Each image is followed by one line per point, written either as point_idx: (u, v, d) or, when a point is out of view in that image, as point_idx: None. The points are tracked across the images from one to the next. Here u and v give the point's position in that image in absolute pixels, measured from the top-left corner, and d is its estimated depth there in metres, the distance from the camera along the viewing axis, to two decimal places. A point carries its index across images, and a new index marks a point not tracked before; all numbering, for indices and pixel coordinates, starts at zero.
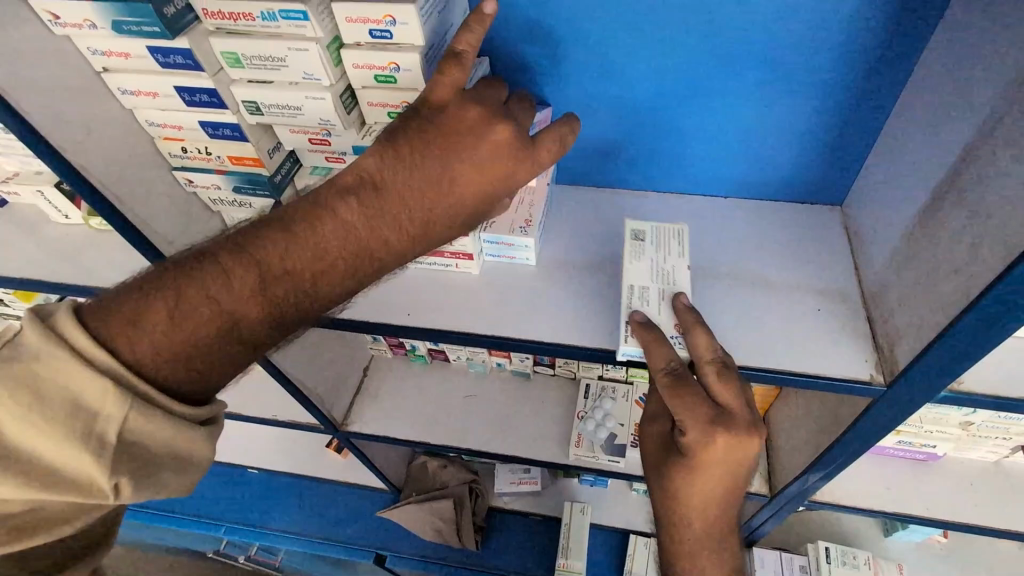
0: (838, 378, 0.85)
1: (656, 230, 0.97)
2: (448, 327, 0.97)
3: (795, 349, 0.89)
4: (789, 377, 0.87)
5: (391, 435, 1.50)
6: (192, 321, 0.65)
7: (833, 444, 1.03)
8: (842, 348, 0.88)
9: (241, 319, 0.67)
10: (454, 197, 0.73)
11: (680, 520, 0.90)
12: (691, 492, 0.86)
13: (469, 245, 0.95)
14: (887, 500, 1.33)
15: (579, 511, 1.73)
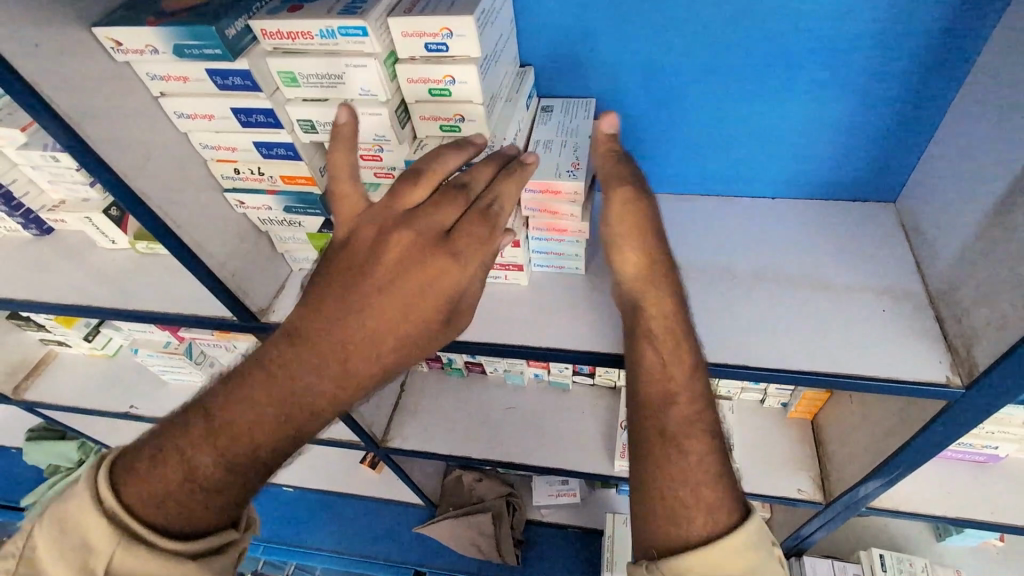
0: (909, 382, 0.82)
1: (566, 103, 0.99)
2: (500, 340, 0.95)
3: (864, 353, 0.86)
4: (858, 382, 0.84)
5: (431, 450, 1.48)
6: (163, 469, 0.65)
7: (900, 450, 0.99)
8: (913, 351, 0.85)
9: (195, 474, 0.65)
10: (391, 314, 0.68)
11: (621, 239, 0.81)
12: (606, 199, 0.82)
13: (520, 256, 0.95)
14: (950, 505, 1.28)
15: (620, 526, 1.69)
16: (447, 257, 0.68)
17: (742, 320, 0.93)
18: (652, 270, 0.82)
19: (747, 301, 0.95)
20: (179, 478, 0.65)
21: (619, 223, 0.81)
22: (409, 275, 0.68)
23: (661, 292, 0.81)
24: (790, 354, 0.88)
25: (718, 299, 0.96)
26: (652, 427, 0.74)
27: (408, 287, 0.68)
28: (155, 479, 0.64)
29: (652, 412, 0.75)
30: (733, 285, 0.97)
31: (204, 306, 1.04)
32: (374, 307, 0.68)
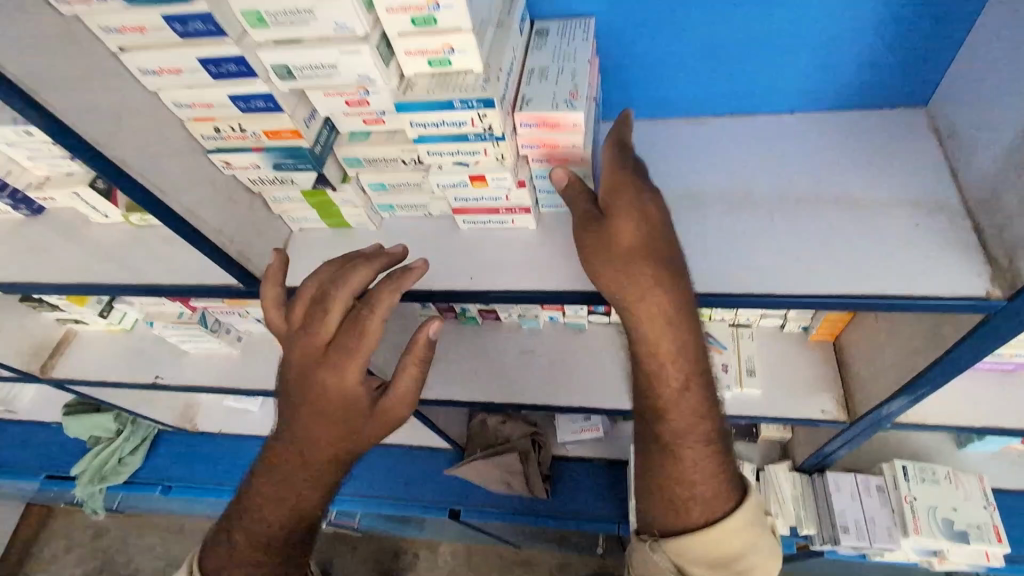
0: (948, 299, 0.78)
1: (562, 24, 0.90)
2: (511, 286, 0.91)
3: (898, 272, 0.81)
4: (892, 304, 0.80)
5: (454, 399, 1.50)
6: (219, 551, 0.91)
7: (931, 367, 0.96)
8: (949, 265, 0.80)
9: (239, 552, 0.90)
10: (314, 416, 0.85)
11: (627, 297, 0.79)
12: (619, 242, 0.77)
13: (526, 197, 0.87)
14: (978, 415, 1.26)
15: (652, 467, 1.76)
16: (325, 368, 0.82)
17: (767, 247, 0.87)
18: (674, 312, 0.79)
19: (771, 227, 0.89)
20: (230, 556, 0.90)
21: (608, 274, 0.79)
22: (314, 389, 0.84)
23: (658, 319, 0.79)
24: (817, 278, 0.83)
25: (738, 227, 0.90)
26: (651, 438, 0.87)
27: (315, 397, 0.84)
28: (214, 559, 0.90)
29: (647, 426, 0.88)
30: (755, 210, 0.91)
31: (204, 275, 1.01)
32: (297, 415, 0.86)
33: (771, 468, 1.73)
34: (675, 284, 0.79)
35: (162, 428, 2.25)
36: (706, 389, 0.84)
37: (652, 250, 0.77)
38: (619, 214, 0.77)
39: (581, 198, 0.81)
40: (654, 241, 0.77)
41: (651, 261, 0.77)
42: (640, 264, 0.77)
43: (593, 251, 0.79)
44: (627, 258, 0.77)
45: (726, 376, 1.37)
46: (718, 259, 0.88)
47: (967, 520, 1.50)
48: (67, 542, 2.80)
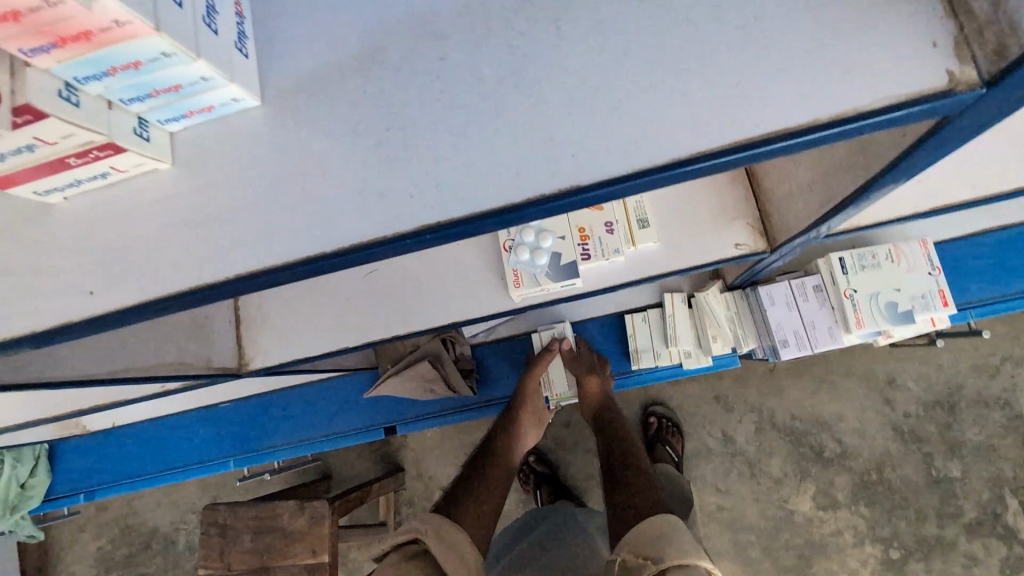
0: (858, 116, 0.41)
1: None
2: (156, 291, 0.51)
3: (799, 84, 0.43)
4: (772, 150, 0.43)
5: (300, 356, 1.17)
6: (485, 497, 1.05)
7: (863, 189, 0.65)
8: (888, 45, 0.42)
9: (481, 507, 1.02)
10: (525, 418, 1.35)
11: (528, 429, 1.35)
12: (528, 407, 1.39)
13: (82, 129, 0.43)
14: (922, 197, 0.98)
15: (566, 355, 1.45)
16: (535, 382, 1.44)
17: (555, 93, 0.46)
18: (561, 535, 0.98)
19: (558, 44, 0.46)
20: (491, 493, 1.07)
21: (521, 422, 1.35)
22: (527, 393, 1.40)
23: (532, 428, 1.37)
24: (660, 129, 0.44)
25: (511, 58, 0.47)
26: (617, 514, 0.94)
27: (531, 398, 1.41)
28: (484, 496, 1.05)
29: (617, 512, 0.95)
30: (520, 19, 0.47)
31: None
32: (514, 423, 1.33)
33: (702, 295, 1.56)
34: (534, 423, 1.38)
35: (50, 442, 2.06)
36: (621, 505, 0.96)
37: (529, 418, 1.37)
38: (527, 389, 1.41)
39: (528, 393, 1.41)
40: (535, 401, 1.41)
41: (528, 420, 1.36)
42: (531, 426, 1.37)
43: (526, 419, 1.36)
44: (529, 421, 1.37)
45: (612, 238, 1.05)
46: (479, 142, 0.47)
47: (912, 295, 1.33)
48: (61, 542, 2.77)
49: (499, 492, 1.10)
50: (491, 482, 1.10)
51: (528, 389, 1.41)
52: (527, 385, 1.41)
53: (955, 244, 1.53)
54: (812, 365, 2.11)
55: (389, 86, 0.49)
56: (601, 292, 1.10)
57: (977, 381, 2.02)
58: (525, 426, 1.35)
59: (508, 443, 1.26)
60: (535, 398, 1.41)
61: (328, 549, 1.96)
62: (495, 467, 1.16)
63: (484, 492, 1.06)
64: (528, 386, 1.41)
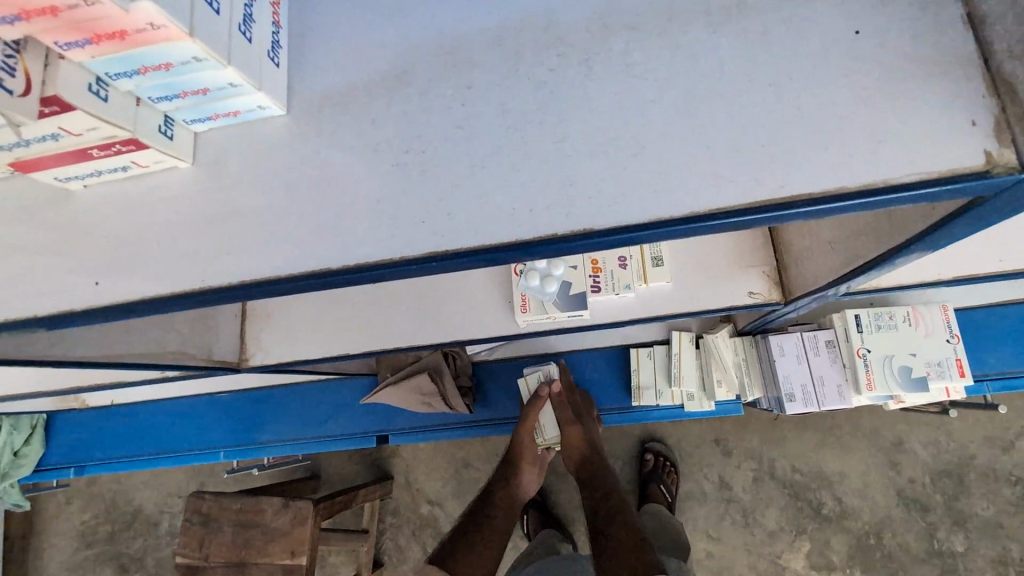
0: (889, 188, 0.40)
1: None
2: (158, 287, 0.51)
3: (828, 146, 0.42)
4: (792, 214, 0.42)
5: (300, 358, 1.17)
6: (476, 547, 1.09)
7: (886, 256, 0.63)
8: (923, 116, 0.40)
9: (475, 555, 1.07)
10: (520, 466, 1.33)
11: (524, 478, 1.34)
12: (522, 455, 1.35)
13: (103, 127, 0.43)
14: (944, 265, 0.96)
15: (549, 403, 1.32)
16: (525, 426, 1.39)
17: (579, 132, 0.46)
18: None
19: (587, 83, 0.46)
20: (483, 544, 1.11)
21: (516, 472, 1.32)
22: (518, 440, 1.36)
23: (529, 474, 1.35)
24: (683, 180, 0.43)
25: (538, 95, 0.47)
26: (609, 562, 0.95)
27: (523, 444, 1.36)
28: (475, 545, 1.09)
29: (609, 559, 0.95)
30: (553, 53, 0.47)
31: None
32: (508, 473, 1.32)
33: (710, 336, 1.54)
34: (529, 469, 1.35)
35: (50, 412, 2.07)
36: (615, 553, 0.96)
37: (525, 465, 1.34)
38: (518, 437, 1.36)
39: (522, 441, 1.36)
40: (527, 448, 1.36)
41: (523, 469, 1.34)
42: (526, 472, 1.35)
43: (520, 468, 1.33)
44: (522, 467, 1.34)
45: (624, 274, 1.04)
46: (497, 174, 0.46)
47: (927, 360, 1.29)
48: (45, 513, 2.77)
49: (491, 541, 1.13)
50: (483, 532, 1.13)
51: (520, 436, 1.37)
52: (519, 434, 1.36)
53: (977, 311, 1.49)
54: (819, 418, 2.06)
55: (414, 109, 0.49)
56: (607, 326, 1.09)
57: (989, 454, 1.95)
58: (521, 474, 1.33)
59: (503, 493, 1.27)
60: (527, 444, 1.37)
61: (307, 551, 1.93)
62: (491, 519, 1.18)
63: (475, 544, 1.10)
64: (519, 433, 1.37)
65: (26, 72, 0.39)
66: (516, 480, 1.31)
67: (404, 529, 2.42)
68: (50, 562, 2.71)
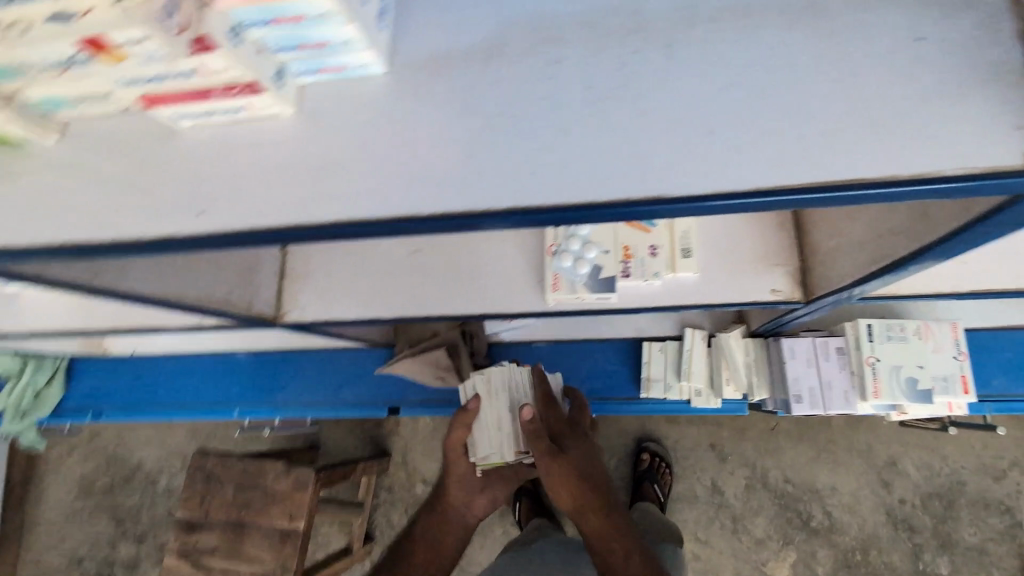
0: (937, 177, 0.45)
1: None
2: (254, 221, 0.56)
3: (886, 138, 0.46)
4: (849, 195, 0.47)
5: (334, 318, 1.22)
6: None
7: (917, 254, 0.68)
8: (971, 115, 0.45)
9: None
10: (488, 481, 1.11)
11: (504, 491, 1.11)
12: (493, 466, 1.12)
13: (234, 70, 0.48)
14: (958, 281, 1.01)
15: (506, 406, 1.17)
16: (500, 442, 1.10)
17: (657, 109, 0.51)
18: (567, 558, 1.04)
19: (667, 67, 0.51)
20: None
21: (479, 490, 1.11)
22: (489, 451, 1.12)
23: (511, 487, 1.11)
24: (749, 157, 0.48)
25: (621, 75, 0.52)
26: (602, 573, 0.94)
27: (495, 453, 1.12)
28: None
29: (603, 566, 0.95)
30: (638, 39, 0.52)
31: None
32: None
33: (723, 336, 1.58)
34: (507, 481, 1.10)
35: (72, 357, 2.15)
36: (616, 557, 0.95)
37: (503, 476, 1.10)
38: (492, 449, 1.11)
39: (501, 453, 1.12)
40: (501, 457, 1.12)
41: None
42: None
43: None
44: None
45: (654, 262, 1.09)
46: (578, 141, 0.51)
47: (934, 374, 1.34)
48: (51, 458, 2.84)
49: None
50: None
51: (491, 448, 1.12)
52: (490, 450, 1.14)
53: (985, 333, 1.53)
54: (815, 430, 2.13)
55: (506, 80, 0.54)
56: (632, 310, 1.14)
57: (979, 482, 2.00)
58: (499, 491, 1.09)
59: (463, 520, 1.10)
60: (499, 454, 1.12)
61: (305, 516, 1.97)
62: None
63: None
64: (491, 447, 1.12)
65: (184, 14, 0.44)
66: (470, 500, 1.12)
67: (397, 506, 2.48)
68: (52, 506, 2.78)
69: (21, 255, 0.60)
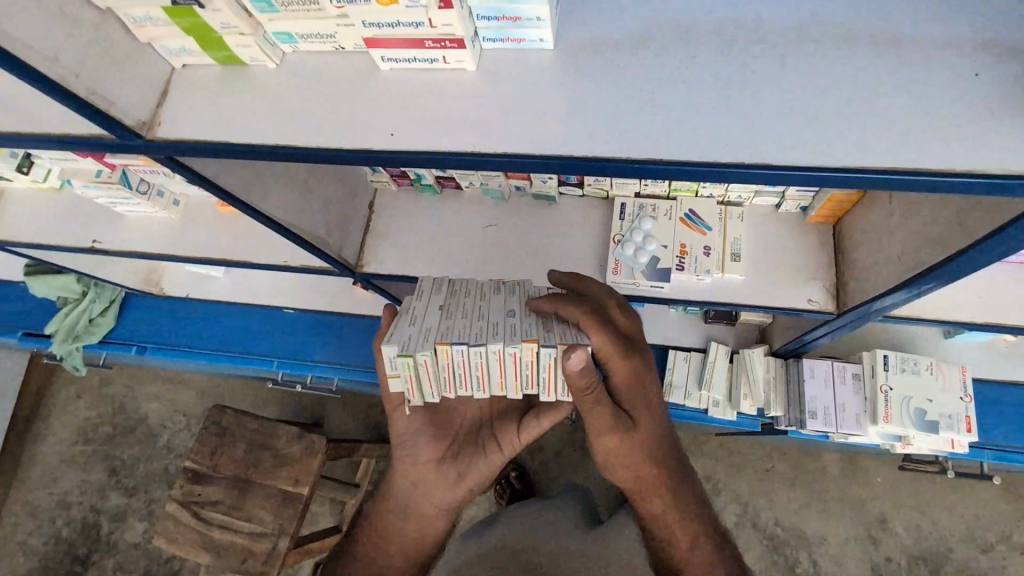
0: (982, 175, 0.60)
1: None
2: (437, 145, 0.72)
3: (944, 143, 0.62)
4: (913, 181, 0.62)
5: (407, 274, 1.35)
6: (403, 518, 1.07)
7: (944, 261, 0.83)
8: (1009, 132, 0.61)
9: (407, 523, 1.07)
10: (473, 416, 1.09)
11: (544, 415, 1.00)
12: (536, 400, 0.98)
13: (456, 25, 0.65)
14: (981, 310, 1.11)
15: (436, 306, 0.97)
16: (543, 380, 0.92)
17: (768, 101, 0.66)
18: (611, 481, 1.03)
19: (778, 72, 0.67)
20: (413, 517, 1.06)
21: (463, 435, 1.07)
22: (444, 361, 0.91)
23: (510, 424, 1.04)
24: (836, 144, 0.64)
25: (740, 74, 0.68)
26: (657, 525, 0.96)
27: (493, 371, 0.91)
28: (402, 516, 1.07)
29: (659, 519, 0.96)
30: (757, 49, 0.69)
31: (57, 119, 0.79)
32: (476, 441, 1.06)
33: (747, 352, 1.69)
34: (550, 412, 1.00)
35: (128, 291, 2.27)
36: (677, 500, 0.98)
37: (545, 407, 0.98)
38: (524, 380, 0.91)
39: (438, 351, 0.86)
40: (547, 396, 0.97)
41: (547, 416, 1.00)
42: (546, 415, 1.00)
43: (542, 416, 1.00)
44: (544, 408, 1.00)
45: (707, 260, 1.22)
46: (703, 118, 0.67)
47: (940, 410, 1.46)
48: (55, 399, 2.84)
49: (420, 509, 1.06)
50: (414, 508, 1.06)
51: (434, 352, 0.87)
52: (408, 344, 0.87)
53: (991, 385, 1.62)
54: (810, 480, 2.20)
55: (649, 66, 0.70)
56: (679, 302, 1.27)
57: (966, 552, 2.07)
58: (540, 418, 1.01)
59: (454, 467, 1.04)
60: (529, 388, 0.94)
61: (311, 482, 2.03)
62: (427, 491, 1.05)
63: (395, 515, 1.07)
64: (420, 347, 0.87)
65: None
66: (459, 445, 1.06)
67: None
68: (50, 446, 2.79)
69: (235, 147, 0.75)
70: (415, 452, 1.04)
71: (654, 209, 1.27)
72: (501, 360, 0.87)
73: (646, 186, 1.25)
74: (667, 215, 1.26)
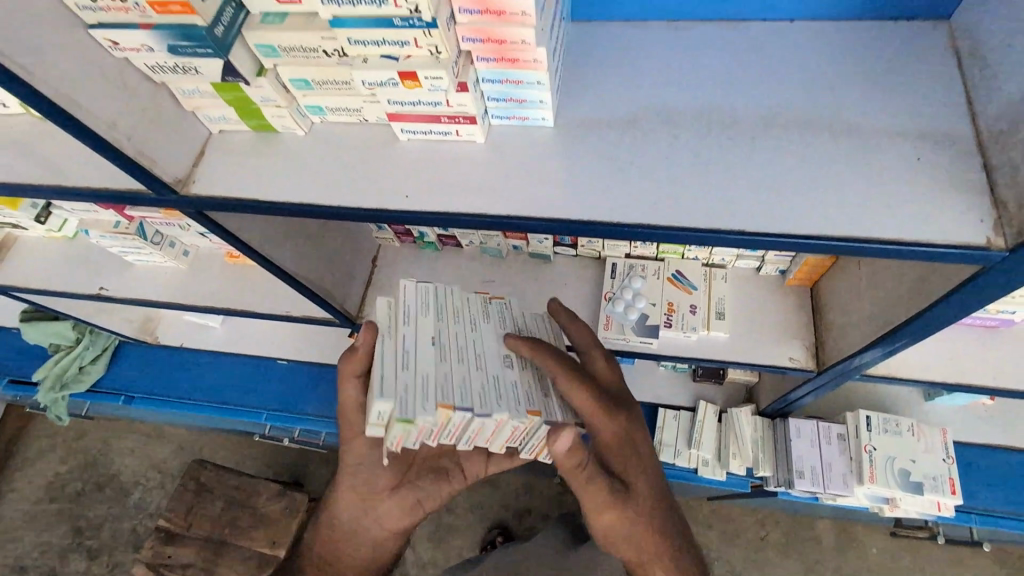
0: (936, 245, 0.68)
1: None
2: (447, 207, 0.79)
3: (897, 217, 0.70)
4: (876, 248, 0.70)
5: None
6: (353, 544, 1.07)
7: (910, 319, 0.90)
8: (952, 208, 0.70)
9: (356, 548, 1.07)
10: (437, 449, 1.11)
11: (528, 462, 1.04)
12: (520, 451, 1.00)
13: (469, 104, 0.74)
14: (952, 371, 1.18)
15: (428, 334, 0.90)
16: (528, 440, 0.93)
17: (741, 177, 0.76)
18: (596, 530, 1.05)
19: (748, 152, 0.77)
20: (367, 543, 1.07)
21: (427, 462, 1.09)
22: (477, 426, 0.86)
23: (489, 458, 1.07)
24: (804, 214, 0.72)
25: (715, 152, 0.78)
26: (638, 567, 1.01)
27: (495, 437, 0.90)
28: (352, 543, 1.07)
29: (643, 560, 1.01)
30: (730, 132, 0.79)
31: (98, 175, 0.87)
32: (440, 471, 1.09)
33: (734, 411, 1.73)
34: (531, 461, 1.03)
35: (123, 340, 2.27)
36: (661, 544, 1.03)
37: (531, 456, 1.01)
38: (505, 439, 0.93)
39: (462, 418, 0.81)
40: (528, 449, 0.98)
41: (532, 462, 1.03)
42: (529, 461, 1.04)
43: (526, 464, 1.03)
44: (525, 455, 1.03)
45: (693, 318, 1.29)
46: (685, 189, 0.76)
47: (924, 471, 1.49)
48: (30, 451, 2.75)
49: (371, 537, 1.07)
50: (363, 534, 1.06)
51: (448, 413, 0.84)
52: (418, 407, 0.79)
53: (976, 450, 1.66)
54: (802, 548, 2.17)
55: (637, 142, 0.80)
56: (666, 357, 1.33)
57: None
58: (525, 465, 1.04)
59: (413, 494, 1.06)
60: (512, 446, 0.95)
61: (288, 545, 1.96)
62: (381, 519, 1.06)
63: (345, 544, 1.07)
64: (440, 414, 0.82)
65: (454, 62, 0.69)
66: (419, 474, 1.08)
67: None
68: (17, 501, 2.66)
69: (261, 203, 0.82)
70: (371, 479, 1.04)
71: (643, 268, 1.35)
72: (501, 425, 0.86)
73: (636, 248, 1.34)
74: (656, 275, 1.34)
